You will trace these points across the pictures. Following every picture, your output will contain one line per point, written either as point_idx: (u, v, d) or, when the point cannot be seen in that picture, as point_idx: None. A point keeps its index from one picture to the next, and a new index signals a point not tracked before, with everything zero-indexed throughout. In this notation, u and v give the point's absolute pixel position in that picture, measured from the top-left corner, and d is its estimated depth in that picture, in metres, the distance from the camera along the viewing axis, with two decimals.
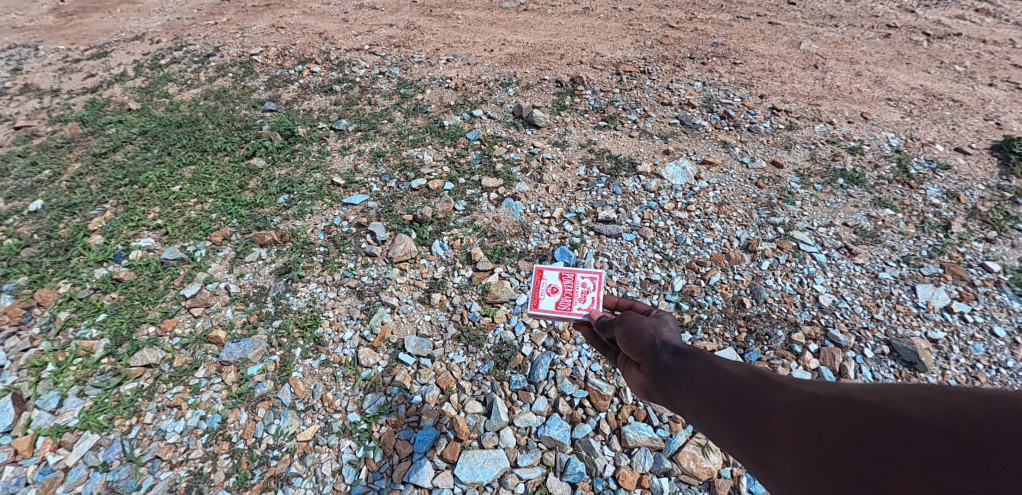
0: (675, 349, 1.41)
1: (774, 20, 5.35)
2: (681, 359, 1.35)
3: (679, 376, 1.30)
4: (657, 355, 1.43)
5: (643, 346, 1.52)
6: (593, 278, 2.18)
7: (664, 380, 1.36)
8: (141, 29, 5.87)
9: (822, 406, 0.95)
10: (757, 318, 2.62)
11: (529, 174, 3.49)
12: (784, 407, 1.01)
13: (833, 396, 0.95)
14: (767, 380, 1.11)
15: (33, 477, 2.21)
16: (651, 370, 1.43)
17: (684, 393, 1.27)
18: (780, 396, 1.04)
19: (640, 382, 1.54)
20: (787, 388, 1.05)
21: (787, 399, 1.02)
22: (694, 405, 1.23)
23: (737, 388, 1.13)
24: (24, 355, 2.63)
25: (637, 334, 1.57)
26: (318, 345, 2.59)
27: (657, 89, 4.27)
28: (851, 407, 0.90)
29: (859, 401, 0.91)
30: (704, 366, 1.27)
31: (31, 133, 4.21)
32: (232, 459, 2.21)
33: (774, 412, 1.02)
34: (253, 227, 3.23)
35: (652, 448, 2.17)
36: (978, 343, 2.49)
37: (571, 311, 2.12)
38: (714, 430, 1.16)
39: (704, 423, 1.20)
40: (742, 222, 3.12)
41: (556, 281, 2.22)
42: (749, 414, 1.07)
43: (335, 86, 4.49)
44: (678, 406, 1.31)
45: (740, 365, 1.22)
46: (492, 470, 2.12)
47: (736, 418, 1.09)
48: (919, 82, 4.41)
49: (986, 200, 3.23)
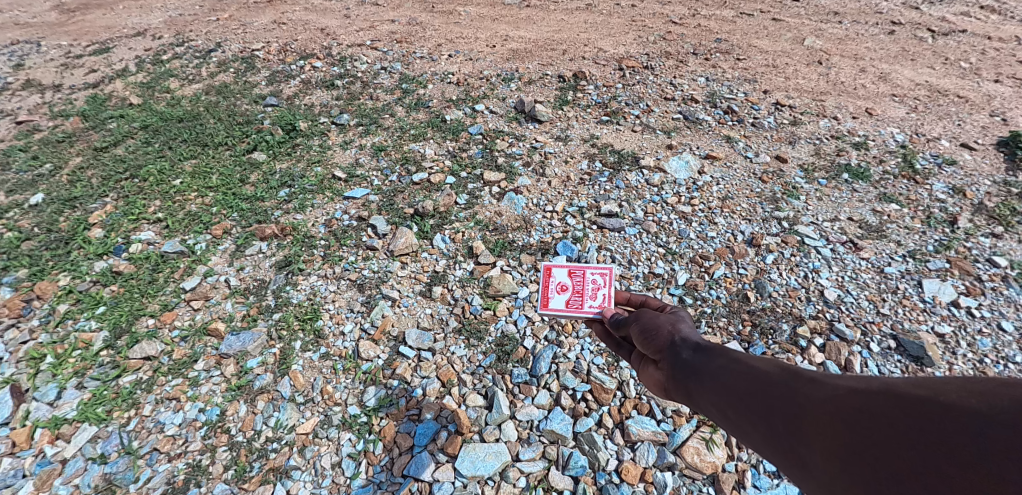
0: (695, 346, 1.41)
1: (778, 16, 5.32)
2: (703, 356, 1.34)
3: (701, 373, 1.29)
4: (676, 352, 1.43)
5: (662, 343, 1.50)
6: (603, 273, 2.13)
7: (686, 377, 1.35)
8: (142, 26, 5.86)
9: (862, 401, 0.90)
10: (762, 312, 2.59)
11: (531, 168, 3.47)
12: (820, 402, 0.96)
13: (872, 390, 0.91)
14: (797, 376, 1.08)
15: (31, 469, 2.19)
16: (670, 368, 1.42)
17: (708, 391, 1.26)
18: (814, 390, 1.00)
19: (658, 380, 1.52)
20: (820, 382, 1.01)
21: (822, 393, 0.98)
22: (718, 402, 1.21)
23: (765, 384, 1.10)
24: (23, 348, 2.62)
25: (655, 331, 1.56)
26: (318, 337, 2.57)
27: (659, 85, 4.25)
28: (896, 400, 0.85)
29: (905, 395, 0.86)
30: (729, 363, 1.25)
31: (32, 128, 4.20)
32: (232, 451, 2.19)
33: (807, 407, 0.98)
34: (253, 220, 3.21)
35: (656, 442, 2.14)
36: (985, 338, 2.47)
37: (581, 308, 2.08)
38: (741, 428, 1.13)
39: (728, 420, 1.18)
40: (747, 216, 3.10)
41: (566, 280, 2.19)
42: (779, 409, 1.03)
43: (336, 81, 4.47)
44: (701, 404, 1.29)
45: (767, 361, 1.19)
46: (493, 464, 2.09)
47: (767, 415, 1.06)
48: (924, 78, 4.38)
49: (993, 196, 3.20)
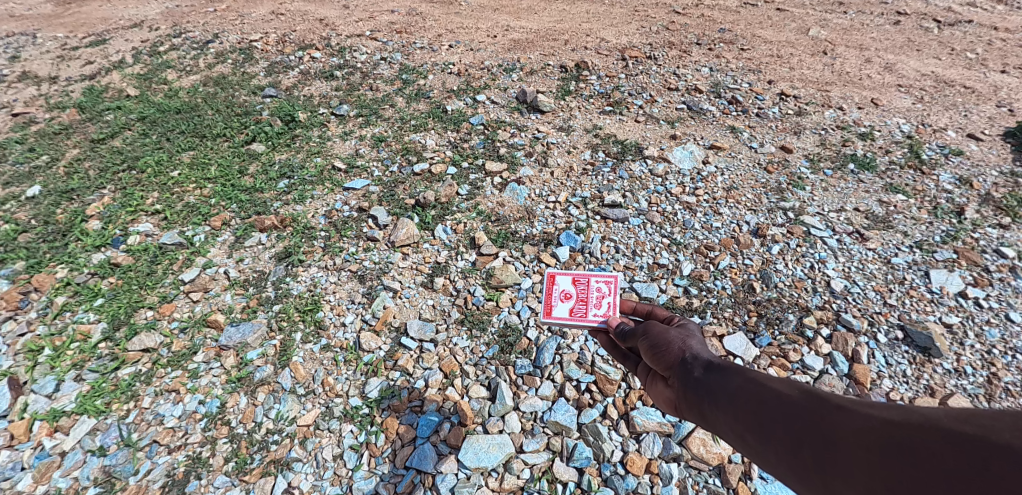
0: (708, 364, 1.36)
1: (782, 7, 5.26)
2: (715, 374, 1.31)
3: (716, 394, 1.25)
4: (688, 370, 1.39)
5: (672, 360, 1.47)
6: (608, 281, 2.06)
7: (698, 398, 1.32)
8: (140, 17, 5.79)
9: (898, 433, 0.85)
10: (768, 303, 2.56)
11: (533, 158, 3.43)
12: (852, 435, 0.91)
13: (910, 423, 0.85)
14: (824, 401, 1.02)
15: (29, 462, 2.16)
16: (682, 387, 1.39)
17: (725, 414, 1.21)
18: (843, 420, 0.94)
19: (669, 397, 1.50)
20: (849, 412, 0.95)
21: (853, 425, 0.92)
22: (738, 427, 1.16)
23: (787, 410, 1.06)
24: (21, 340, 2.58)
25: (664, 347, 1.52)
26: (319, 329, 2.54)
27: (663, 75, 4.19)
28: (937, 438, 0.79)
29: (947, 430, 0.79)
30: (745, 383, 1.21)
31: (29, 120, 4.15)
32: (231, 443, 2.16)
33: (835, 439, 0.93)
34: (253, 212, 3.17)
35: (661, 433, 2.11)
36: (993, 328, 2.44)
37: (586, 317, 2.03)
38: (763, 455, 1.09)
39: (747, 445, 1.14)
40: (751, 207, 3.06)
41: (569, 287, 2.11)
42: (808, 439, 0.98)
43: (335, 72, 4.42)
44: (717, 426, 1.25)
45: (788, 383, 1.14)
46: (496, 455, 2.06)
47: (790, 443, 1.02)
48: (930, 68, 4.34)
49: (1000, 187, 3.16)
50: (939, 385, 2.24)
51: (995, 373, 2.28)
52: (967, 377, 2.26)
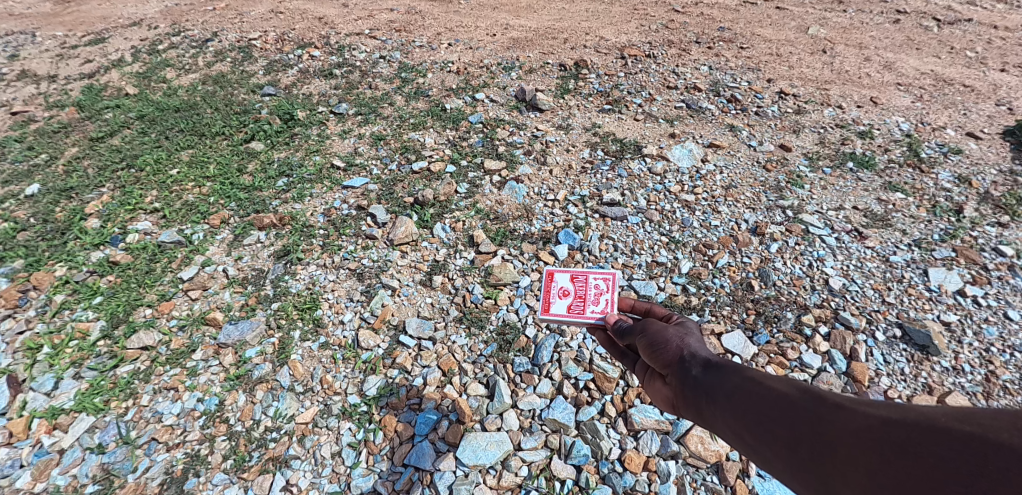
0: (706, 363, 1.36)
1: (782, 5, 5.26)
2: (713, 373, 1.31)
3: (714, 393, 1.25)
4: (686, 368, 1.39)
5: (670, 359, 1.47)
6: (606, 279, 2.08)
7: (696, 397, 1.32)
8: (139, 16, 5.79)
9: (898, 433, 0.85)
10: (767, 301, 2.57)
11: (532, 156, 3.43)
12: (851, 435, 0.91)
13: (910, 422, 0.85)
14: (823, 400, 1.02)
15: (27, 459, 2.17)
16: (680, 385, 1.38)
17: (723, 414, 1.20)
18: (842, 419, 0.94)
19: (667, 396, 1.50)
20: (848, 410, 0.95)
21: (852, 424, 0.92)
22: (737, 426, 1.16)
23: (786, 409, 1.05)
24: (19, 338, 2.58)
25: (663, 345, 1.51)
26: (318, 327, 2.55)
27: (663, 73, 4.19)
28: (937, 438, 0.80)
29: (947, 429, 0.80)
30: (743, 381, 1.21)
31: (28, 118, 4.15)
32: (230, 441, 2.16)
33: (835, 438, 0.93)
34: (252, 210, 3.17)
35: (659, 431, 2.12)
36: (991, 326, 2.44)
37: (583, 314, 2.03)
38: (762, 454, 1.09)
39: (745, 443, 1.14)
40: (750, 205, 3.07)
41: (567, 284, 2.13)
42: (807, 438, 0.98)
43: (334, 70, 4.42)
44: (715, 425, 1.25)
45: (785, 381, 1.15)
46: (495, 453, 2.07)
47: (789, 442, 1.02)
48: (930, 67, 4.34)
49: (999, 185, 3.16)
50: (937, 382, 2.25)
51: (993, 371, 2.28)
52: (965, 375, 2.27)
